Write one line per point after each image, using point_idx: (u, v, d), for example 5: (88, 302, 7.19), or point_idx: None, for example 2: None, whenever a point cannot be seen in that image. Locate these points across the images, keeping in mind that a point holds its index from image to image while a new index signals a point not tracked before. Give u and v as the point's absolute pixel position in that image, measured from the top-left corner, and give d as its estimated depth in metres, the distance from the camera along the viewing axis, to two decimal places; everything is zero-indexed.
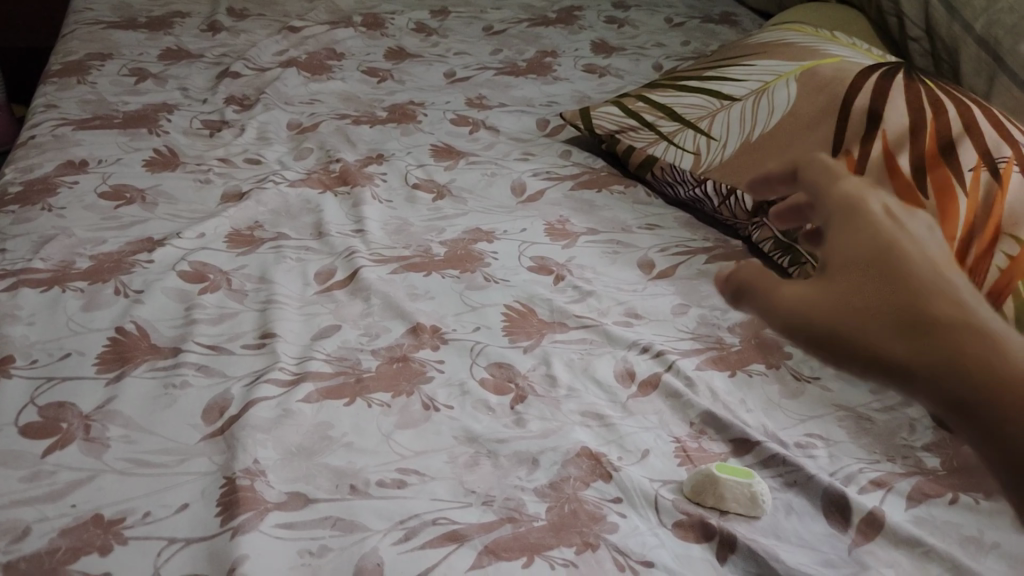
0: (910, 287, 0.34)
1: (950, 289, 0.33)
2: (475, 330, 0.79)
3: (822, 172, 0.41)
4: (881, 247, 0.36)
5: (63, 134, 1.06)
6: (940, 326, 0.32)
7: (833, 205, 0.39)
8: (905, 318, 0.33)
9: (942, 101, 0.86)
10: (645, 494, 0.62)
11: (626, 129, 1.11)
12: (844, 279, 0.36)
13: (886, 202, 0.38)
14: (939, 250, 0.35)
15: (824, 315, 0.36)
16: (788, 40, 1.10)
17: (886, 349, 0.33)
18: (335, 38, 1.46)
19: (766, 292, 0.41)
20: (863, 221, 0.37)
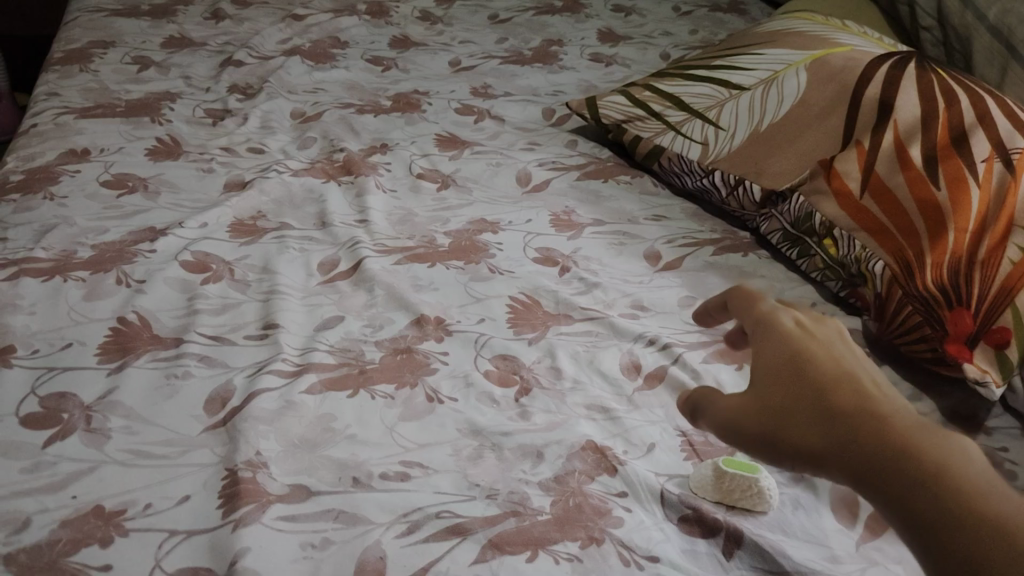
0: (832, 394, 0.50)
1: (860, 395, 0.49)
2: (479, 321, 0.78)
3: (766, 317, 0.59)
4: (799, 366, 0.53)
5: (65, 123, 1.05)
6: (861, 421, 0.47)
7: (769, 336, 0.57)
8: (838, 419, 0.48)
9: (954, 90, 0.84)
10: (651, 488, 0.62)
11: (632, 118, 1.09)
12: (783, 391, 0.52)
13: (800, 331, 0.56)
14: (834, 360, 0.53)
15: (769, 413, 0.51)
16: (798, 28, 1.08)
17: (825, 439, 0.48)
18: (339, 26, 1.44)
19: (707, 394, 0.57)
20: (785, 352, 0.54)
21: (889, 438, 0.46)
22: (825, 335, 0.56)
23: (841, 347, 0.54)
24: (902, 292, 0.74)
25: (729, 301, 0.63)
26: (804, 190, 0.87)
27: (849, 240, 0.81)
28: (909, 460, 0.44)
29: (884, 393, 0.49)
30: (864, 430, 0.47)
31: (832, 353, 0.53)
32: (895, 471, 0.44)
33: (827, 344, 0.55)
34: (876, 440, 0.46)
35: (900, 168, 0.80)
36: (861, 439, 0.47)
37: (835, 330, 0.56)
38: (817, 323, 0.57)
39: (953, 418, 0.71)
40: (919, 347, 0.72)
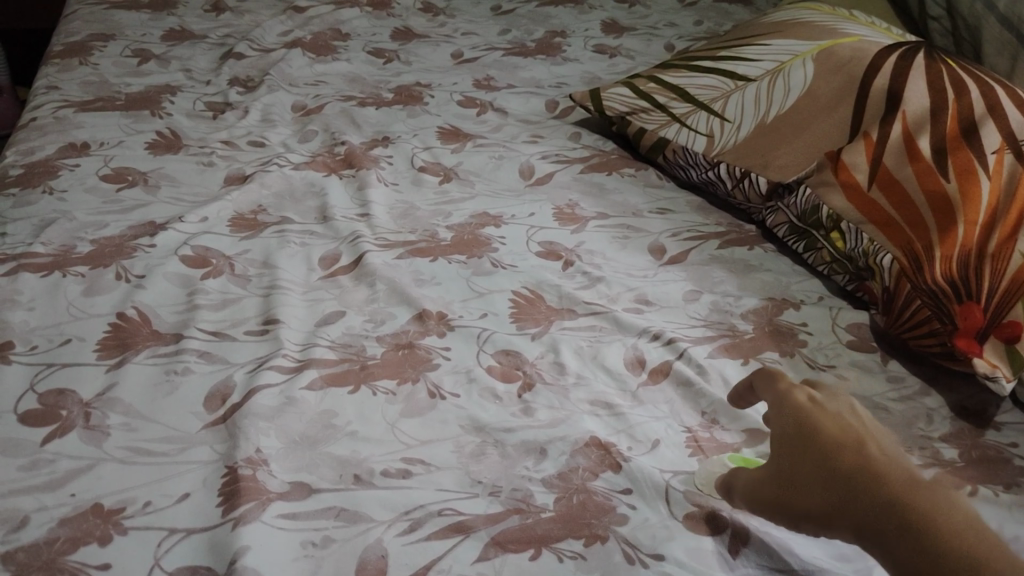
0: (845, 463, 0.51)
1: (871, 464, 0.51)
2: (482, 316, 0.77)
3: (779, 391, 0.59)
4: (812, 438, 0.54)
5: (64, 117, 1.04)
6: (873, 492, 0.49)
7: (782, 409, 0.57)
8: (851, 489, 0.50)
9: (964, 80, 0.82)
10: (656, 485, 0.61)
11: (636, 110, 1.08)
12: (800, 465, 0.53)
13: (811, 402, 0.57)
14: (845, 430, 0.54)
15: (788, 487, 0.53)
16: (805, 19, 1.07)
17: (844, 510, 0.50)
18: (340, 19, 1.43)
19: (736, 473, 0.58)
20: (797, 425, 0.56)
21: (904, 509, 0.47)
22: (836, 406, 0.57)
23: (853, 417, 0.56)
24: (910, 286, 0.73)
25: (746, 386, 0.63)
26: (810, 182, 0.86)
27: (856, 234, 0.80)
28: (924, 533, 0.46)
29: (890, 461, 0.51)
30: (881, 500, 0.48)
31: (842, 423, 0.55)
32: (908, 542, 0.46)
33: (837, 414, 0.56)
34: (889, 512, 0.48)
35: (909, 160, 0.79)
36: (879, 509, 0.48)
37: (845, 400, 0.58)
38: (828, 393, 0.58)
39: (962, 414, 0.70)
40: (929, 342, 0.71)
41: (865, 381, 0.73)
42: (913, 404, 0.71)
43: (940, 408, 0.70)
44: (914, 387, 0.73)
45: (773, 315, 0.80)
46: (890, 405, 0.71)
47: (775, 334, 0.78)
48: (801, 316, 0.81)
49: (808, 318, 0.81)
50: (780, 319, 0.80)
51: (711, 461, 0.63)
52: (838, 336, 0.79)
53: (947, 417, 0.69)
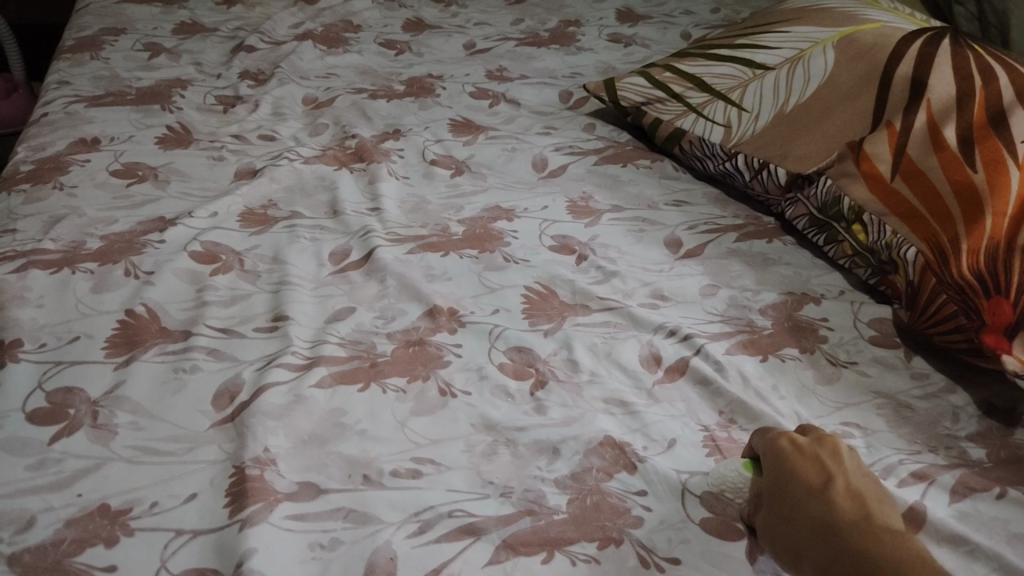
0: (817, 509, 0.51)
1: (839, 512, 0.50)
2: (494, 312, 0.76)
3: (767, 436, 0.58)
4: (790, 482, 0.53)
5: (75, 112, 1.04)
6: (840, 541, 0.48)
7: (768, 455, 0.57)
8: (822, 537, 0.49)
9: (993, 66, 0.79)
10: (671, 486, 0.59)
11: (652, 100, 1.06)
12: (779, 509, 0.53)
13: (795, 446, 0.56)
14: (823, 477, 0.53)
15: (772, 533, 0.52)
16: (825, 5, 1.04)
17: (813, 560, 0.49)
18: (352, 10, 1.42)
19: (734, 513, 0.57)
20: (778, 469, 0.55)
21: (862, 559, 0.47)
22: (819, 449, 0.56)
23: (836, 461, 0.54)
24: (936, 280, 0.70)
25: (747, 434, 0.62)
26: (831, 173, 0.84)
27: (879, 226, 0.78)
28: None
29: (859, 509, 0.50)
30: (847, 550, 0.48)
31: (823, 467, 0.54)
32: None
33: (819, 457, 0.55)
34: (852, 563, 0.47)
35: (934, 150, 0.76)
36: (841, 554, 0.48)
37: (831, 440, 0.56)
38: (814, 436, 0.57)
39: (989, 412, 0.68)
40: (955, 338, 0.69)
41: (888, 378, 0.71)
42: (938, 402, 0.69)
43: (966, 405, 0.68)
44: (940, 384, 0.71)
45: (792, 310, 0.78)
46: (914, 403, 0.69)
47: (795, 329, 0.76)
48: (822, 311, 0.79)
49: (829, 313, 0.78)
50: (800, 314, 0.78)
51: (722, 465, 0.59)
52: (859, 332, 0.76)
53: (973, 416, 0.67)
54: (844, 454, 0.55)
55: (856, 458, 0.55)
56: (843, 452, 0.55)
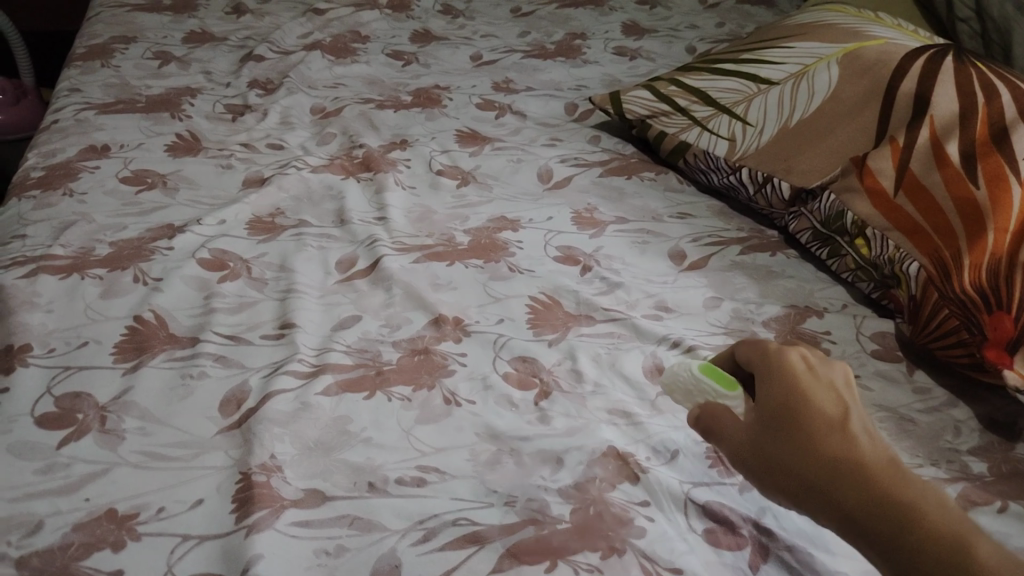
0: (833, 437, 0.49)
1: (856, 444, 0.49)
2: (499, 322, 0.76)
3: (776, 351, 0.56)
4: (805, 405, 0.51)
5: (85, 119, 1.05)
6: (858, 470, 0.47)
7: (776, 371, 0.54)
8: (836, 463, 0.48)
9: (995, 84, 0.80)
10: (674, 497, 0.60)
11: (657, 113, 1.07)
12: (786, 431, 0.51)
13: (807, 368, 0.54)
14: (839, 406, 0.52)
15: (774, 453, 0.51)
16: (829, 21, 1.05)
17: (824, 486, 0.47)
18: (360, 21, 1.43)
19: (716, 423, 0.55)
20: (790, 389, 0.52)
21: (879, 489, 0.45)
22: (831, 375, 0.54)
23: (848, 392, 0.53)
24: (938, 294, 0.71)
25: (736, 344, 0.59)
26: (834, 188, 0.85)
27: (881, 240, 0.78)
28: (899, 516, 0.44)
29: (875, 443, 0.49)
30: (865, 479, 0.46)
31: (837, 397, 0.52)
32: (883, 524, 0.44)
33: (832, 386, 0.53)
34: (869, 492, 0.45)
35: (937, 166, 0.77)
36: (853, 482, 0.46)
37: (841, 370, 0.55)
38: (823, 360, 0.55)
39: (991, 427, 0.68)
40: (957, 354, 0.69)
41: (890, 391, 0.71)
42: (940, 416, 0.69)
43: (968, 420, 0.69)
44: (942, 399, 0.71)
45: (795, 323, 0.79)
46: (915, 417, 0.69)
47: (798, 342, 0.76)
48: (824, 324, 0.79)
49: (832, 326, 0.79)
50: (803, 328, 0.78)
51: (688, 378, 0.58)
52: (862, 345, 0.77)
53: (975, 430, 0.68)
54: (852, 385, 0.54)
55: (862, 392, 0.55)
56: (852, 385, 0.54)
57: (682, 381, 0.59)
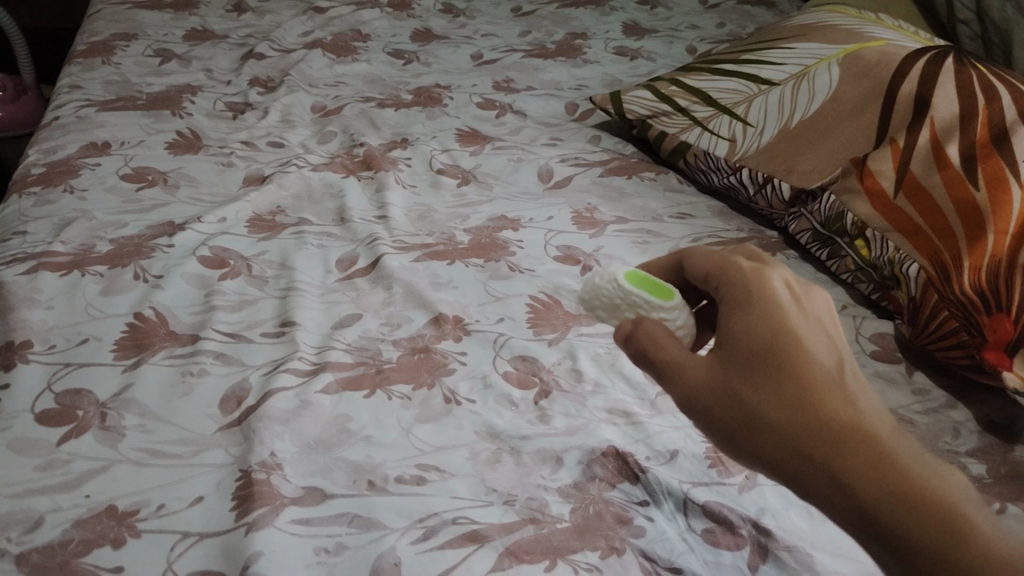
0: (826, 395, 0.42)
1: (854, 405, 0.41)
2: (499, 321, 0.76)
3: (753, 272, 0.46)
4: (791, 348, 0.43)
5: (86, 116, 1.05)
6: (861, 442, 0.40)
7: (752, 305, 0.45)
8: (832, 430, 0.40)
9: (995, 86, 0.80)
10: (674, 496, 0.60)
11: (657, 114, 1.07)
12: (767, 381, 0.43)
13: (791, 298, 0.45)
14: (830, 354, 0.44)
15: (749, 408, 0.43)
16: (830, 22, 1.05)
17: (817, 457, 0.40)
18: (361, 19, 1.43)
19: (668, 360, 0.47)
20: (770, 326, 0.44)
21: (893, 470, 0.38)
22: (816, 308, 0.46)
23: (835, 329, 0.45)
24: (938, 296, 0.71)
25: (683, 253, 0.52)
26: (835, 189, 0.85)
27: (881, 242, 0.78)
28: (912, 504, 0.37)
29: (874, 403, 0.42)
30: (867, 452, 0.39)
31: (826, 338, 0.44)
32: (891, 510, 0.38)
33: (818, 322, 0.45)
34: (878, 470, 0.39)
35: (937, 167, 0.77)
36: (864, 459, 0.39)
37: (825, 300, 0.47)
38: (805, 286, 0.47)
39: (989, 428, 0.68)
40: (956, 354, 0.69)
41: (889, 392, 0.72)
42: (939, 417, 0.69)
43: (966, 421, 0.69)
44: (940, 400, 0.71)
45: None
46: (915, 418, 0.69)
47: None
48: None
49: None
50: None
51: (615, 287, 0.55)
52: (862, 346, 0.77)
53: (974, 432, 0.68)
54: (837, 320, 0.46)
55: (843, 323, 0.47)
56: (835, 318, 0.46)
57: (608, 293, 0.56)
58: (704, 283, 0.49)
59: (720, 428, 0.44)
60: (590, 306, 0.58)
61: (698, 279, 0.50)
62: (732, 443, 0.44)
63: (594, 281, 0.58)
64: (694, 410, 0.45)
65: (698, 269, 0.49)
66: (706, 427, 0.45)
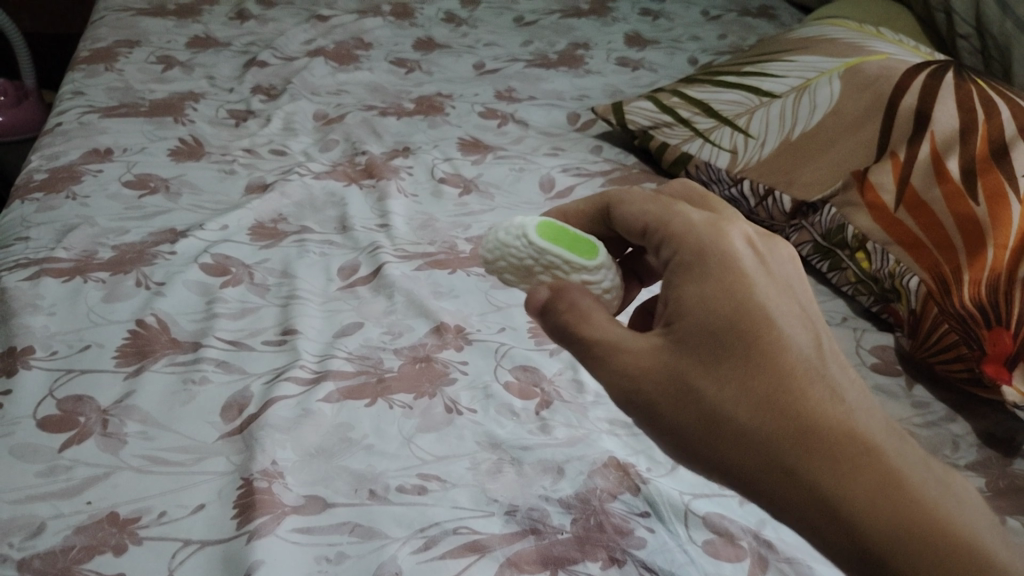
0: (798, 388, 0.42)
1: (821, 397, 0.42)
2: (500, 331, 0.77)
3: (709, 231, 0.46)
4: (757, 327, 0.43)
5: (88, 122, 1.05)
6: (830, 439, 0.40)
7: (712, 275, 0.44)
8: (804, 431, 0.41)
9: (995, 102, 0.81)
10: (675, 508, 0.60)
11: (659, 124, 1.08)
12: (730, 371, 0.42)
13: (753, 256, 0.46)
14: (798, 334, 0.43)
15: (708, 403, 0.42)
16: (831, 35, 1.06)
17: (787, 461, 0.40)
18: (363, 28, 1.44)
19: (609, 342, 0.46)
20: (732, 298, 0.43)
21: (863, 468, 0.39)
22: (778, 270, 0.46)
23: (802, 294, 0.46)
24: (938, 309, 0.71)
25: (613, 203, 0.52)
26: (836, 202, 0.85)
27: (882, 254, 0.79)
28: (885, 502, 0.39)
29: (840, 389, 0.42)
30: (844, 454, 0.40)
31: (794, 310, 0.44)
32: (870, 518, 0.38)
33: (784, 283, 0.46)
34: (849, 468, 0.39)
35: (937, 181, 0.77)
36: (834, 459, 0.40)
37: (789, 256, 0.48)
38: (766, 243, 0.47)
39: (989, 442, 0.68)
40: (956, 367, 0.70)
41: (889, 405, 0.72)
42: (938, 430, 0.69)
43: (966, 435, 0.69)
44: (940, 413, 0.71)
45: None
46: (915, 431, 0.69)
47: None
48: None
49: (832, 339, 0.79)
50: None
51: (530, 246, 0.52)
52: (862, 359, 0.77)
53: (973, 445, 0.68)
54: (799, 277, 0.47)
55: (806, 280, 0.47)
56: (800, 272, 0.47)
57: (520, 254, 0.53)
58: (641, 236, 0.50)
59: (670, 425, 0.44)
60: (496, 268, 0.55)
61: (635, 232, 0.50)
62: (683, 443, 0.44)
63: (499, 240, 0.54)
64: (638, 406, 0.44)
65: (635, 221, 0.50)
66: (655, 418, 0.44)
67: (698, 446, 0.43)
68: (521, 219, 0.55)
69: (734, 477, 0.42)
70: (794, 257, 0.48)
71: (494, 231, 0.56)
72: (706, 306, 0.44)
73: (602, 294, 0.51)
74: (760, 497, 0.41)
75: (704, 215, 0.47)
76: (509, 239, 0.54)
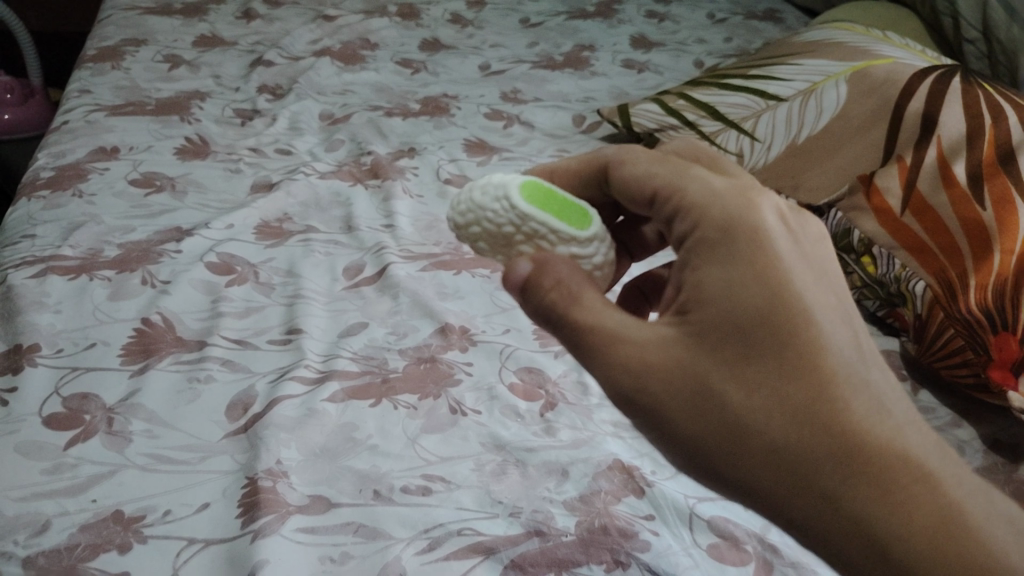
0: (839, 399, 0.41)
1: (859, 408, 0.41)
2: (505, 332, 0.77)
3: (736, 201, 0.44)
4: (793, 325, 0.42)
5: (95, 120, 1.05)
6: (867, 455, 0.40)
7: (738, 262, 0.43)
8: (842, 451, 0.40)
9: (1002, 108, 0.80)
10: (680, 511, 0.60)
11: (664, 127, 1.09)
12: (761, 378, 0.42)
13: (786, 235, 0.44)
14: (838, 332, 0.42)
15: (732, 413, 0.42)
16: (838, 39, 1.06)
17: (820, 482, 0.40)
18: (370, 28, 1.44)
19: (620, 340, 0.45)
20: (765, 289, 0.42)
21: (899, 486, 0.40)
22: (813, 255, 0.44)
23: (835, 278, 0.45)
24: (944, 314, 0.71)
25: (615, 162, 0.51)
26: (841, 206, 0.84)
27: (888, 259, 0.78)
28: (924, 524, 0.39)
29: (877, 396, 0.42)
30: (886, 477, 0.40)
31: (832, 302, 0.43)
32: (908, 544, 0.39)
33: (820, 269, 0.44)
34: (885, 487, 0.40)
35: (944, 186, 0.77)
36: (871, 476, 0.40)
37: (819, 234, 0.46)
38: (798, 216, 0.46)
39: (993, 447, 0.68)
40: (962, 372, 0.70)
41: None
42: (945, 435, 0.69)
43: (971, 440, 0.69)
44: (946, 418, 0.71)
45: None
46: None
47: None
48: None
49: None
50: None
51: (513, 210, 0.50)
52: None
53: (978, 450, 0.68)
54: (829, 256, 0.46)
55: (837, 258, 0.46)
56: (829, 249, 0.46)
57: (498, 218, 0.51)
58: (646, 204, 0.49)
59: (686, 434, 0.43)
60: (469, 235, 0.53)
61: (640, 202, 0.49)
62: (698, 452, 0.43)
63: (475, 202, 0.53)
64: (649, 409, 0.44)
65: (641, 189, 0.49)
66: (668, 423, 0.44)
67: (716, 457, 0.42)
68: (501, 178, 0.53)
69: (752, 489, 0.42)
70: (823, 232, 0.47)
71: (470, 190, 0.54)
72: (733, 302, 0.42)
73: (591, 268, 0.51)
74: (781, 510, 0.42)
75: (728, 182, 0.46)
76: (486, 200, 0.52)
